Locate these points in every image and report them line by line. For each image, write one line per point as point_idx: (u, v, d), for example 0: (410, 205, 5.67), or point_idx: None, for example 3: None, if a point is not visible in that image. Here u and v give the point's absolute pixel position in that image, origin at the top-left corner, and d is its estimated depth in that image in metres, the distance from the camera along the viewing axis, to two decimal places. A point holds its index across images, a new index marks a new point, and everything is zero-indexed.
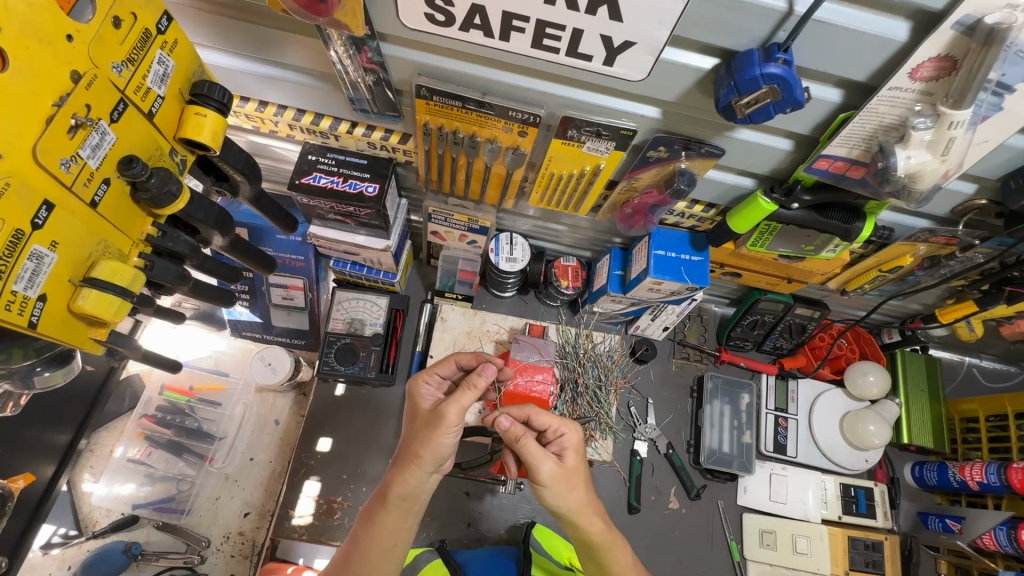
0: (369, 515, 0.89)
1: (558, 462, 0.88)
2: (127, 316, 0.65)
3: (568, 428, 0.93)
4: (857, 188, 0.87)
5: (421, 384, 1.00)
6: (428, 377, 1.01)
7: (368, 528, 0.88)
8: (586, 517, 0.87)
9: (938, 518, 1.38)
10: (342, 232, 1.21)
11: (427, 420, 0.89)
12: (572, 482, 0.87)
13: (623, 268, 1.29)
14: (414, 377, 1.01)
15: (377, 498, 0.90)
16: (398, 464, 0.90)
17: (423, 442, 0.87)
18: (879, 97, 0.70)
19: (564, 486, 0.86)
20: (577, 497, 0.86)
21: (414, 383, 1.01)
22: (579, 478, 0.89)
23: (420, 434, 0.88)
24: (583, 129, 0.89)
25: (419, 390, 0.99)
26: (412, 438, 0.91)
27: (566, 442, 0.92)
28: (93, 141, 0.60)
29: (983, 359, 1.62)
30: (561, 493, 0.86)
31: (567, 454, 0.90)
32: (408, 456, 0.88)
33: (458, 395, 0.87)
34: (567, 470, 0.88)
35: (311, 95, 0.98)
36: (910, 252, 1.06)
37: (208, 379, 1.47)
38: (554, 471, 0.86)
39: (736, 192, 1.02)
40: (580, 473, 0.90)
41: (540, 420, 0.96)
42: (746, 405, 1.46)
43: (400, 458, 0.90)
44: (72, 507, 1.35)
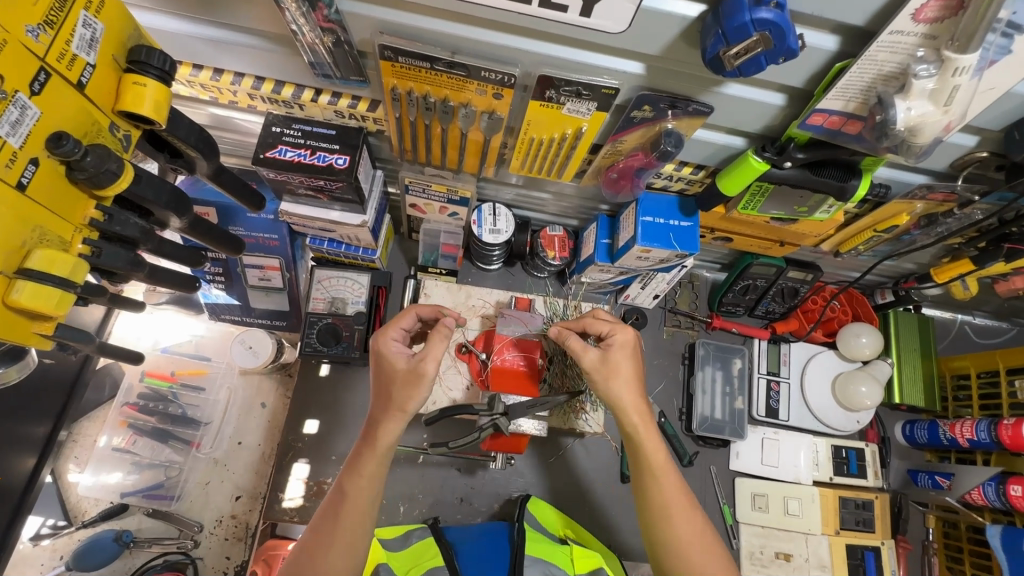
0: (353, 465, 0.88)
1: (602, 354, 0.97)
2: (70, 308, 0.61)
3: (619, 330, 0.99)
4: (853, 144, 0.81)
5: (388, 340, 0.93)
6: (393, 333, 0.95)
7: (353, 481, 0.86)
8: (631, 412, 0.95)
9: (929, 475, 1.39)
10: (315, 208, 1.15)
11: (404, 378, 0.88)
12: (613, 373, 0.96)
13: (611, 236, 1.24)
14: (379, 336, 0.94)
15: (362, 450, 0.88)
16: (381, 410, 0.89)
17: (408, 396, 0.87)
18: (879, 42, 0.65)
19: (606, 374, 0.96)
20: (619, 387, 0.96)
21: (379, 341, 0.94)
22: (625, 374, 0.96)
23: (402, 392, 0.87)
24: (563, 89, 0.83)
25: (386, 347, 0.93)
26: (387, 393, 0.89)
27: (616, 340, 0.98)
28: (11, 117, 0.55)
29: (976, 316, 1.61)
30: (605, 382, 0.96)
31: (615, 350, 0.97)
32: (391, 411, 0.87)
33: (434, 348, 0.88)
34: (612, 361, 0.96)
35: (268, 60, 0.90)
36: (905, 211, 1.01)
37: (189, 364, 1.43)
38: (596, 362, 0.97)
39: (726, 153, 0.96)
40: (626, 368, 0.96)
41: (596, 326, 1.02)
42: (738, 371, 1.44)
43: (379, 410, 0.89)
44: (59, 498, 1.33)
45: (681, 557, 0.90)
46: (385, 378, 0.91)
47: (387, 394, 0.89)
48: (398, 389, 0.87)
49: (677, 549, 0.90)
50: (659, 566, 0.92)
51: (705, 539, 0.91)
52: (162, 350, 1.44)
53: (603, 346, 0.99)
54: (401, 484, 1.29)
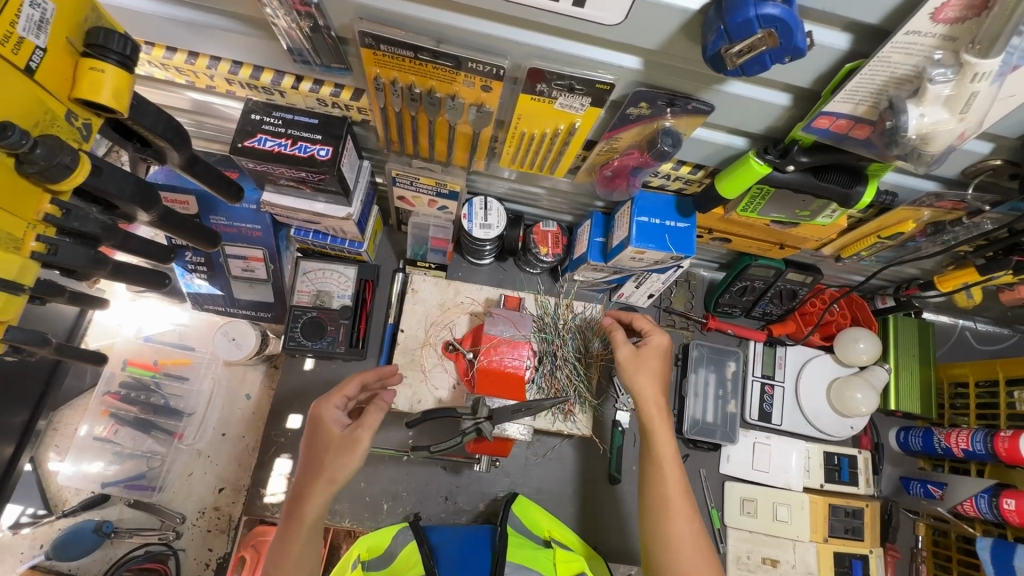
0: (283, 539, 0.90)
1: (633, 350, 1.02)
2: (20, 309, 0.61)
3: (656, 333, 1.05)
4: (861, 149, 0.77)
5: (329, 408, 0.94)
6: (336, 400, 0.95)
7: (277, 562, 0.88)
8: (653, 409, 0.98)
9: (921, 484, 1.37)
10: (299, 199, 1.11)
11: (340, 445, 0.90)
12: (642, 370, 1.00)
13: (605, 235, 1.20)
14: (321, 402, 0.95)
15: (290, 523, 0.90)
16: (310, 480, 0.90)
17: (339, 467, 0.89)
18: (894, 44, 0.60)
19: (635, 367, 1.01)
20: (646, 384, 0.99)
21: (320, 406, 0.94)
22: (653, 372, 1.01)
23: (332, 461, 0.89)
24: (554, 83, 0.78)
25: (325, 415, 0.93)
26: (317, 464, 0.90)
27: (651, 340, 1.03)
28: None
29: (977, 322, 1.58)
30: (634, 377, 1.00)
31: (648, 350, 1.02)
32: (320, 481, 0.89)
33: (370, 421, 0.91)
34: (642, 359, 1.01)
35: (244, 44, 0.85)
36: (912, 218, 0.97)
37: (173, 353, 1.40)
38: (630, 357, 1.02)
39: (726, 153, 0.92)
40: (655, 369, 1.01)
41: (639, 324, 1.07)
42: (732, 374, 1.41)
43: (307, 483, 0.90)
44: (39, 487, 1.31)
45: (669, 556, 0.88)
46: (320, 447, 0.92)
47: (318, 461, 0.90)
48: (331, 458, 0.89)
49: (669, 546, 0.89)
50: (648, 562, 0.91)
51: (695, 542, 0.89)
52: (145, 338, 1.41)
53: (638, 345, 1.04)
54: (385, 481, 1.27)
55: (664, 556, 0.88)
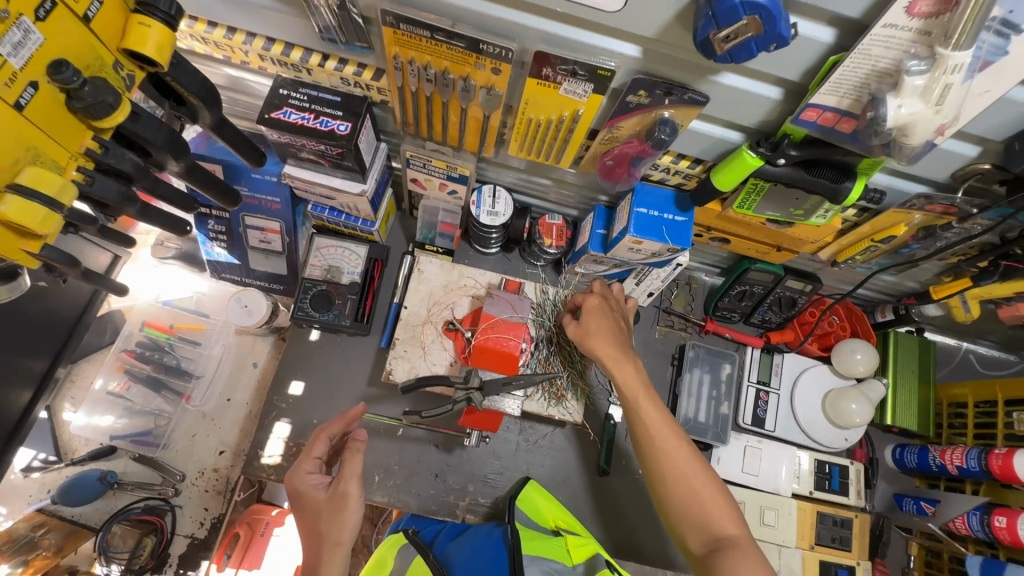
0: None
1: (577, 322, 1.07)
2: (54, 228, 0.63)
3: (588, 296, 1.10)
4: (847, 143, 0.80)
5: (305, 475, 0.94)
6: (308, 464, 0.96)
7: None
8: (616, 361, 1.00)
9: (914, 500, 1.35)
10: (318, 174, 1.18)
11: (331, 507, 0.90)
12: (592, 333, 1.04)
13: (606, 227, 1.25)
14: (292, 474, 0.95)
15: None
16: (314, 551, 0.89)
17: (340, 530, 0.89)
18: (873, 36, 0.64)
19: (582, 336, 1.05)
20: (599, 343, 1.03)
21: (294, 479, 0.94)
22: (603, 330, 1.04)
23: (329, 522, 0.90)
24: (559, 67, 0.84)
25: (305, 485, 0.93)
26: (317, 535, 0.90)
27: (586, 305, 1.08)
28: (14, 38, 0.57)
29: (981, 345, 1.56)
30: (590, 343, 1.03)
31: (592, 314, 1.07)
32: (327, 548, 0.88)
33: (348, 470, 0.91)
34: (589, 323, 1.05)
35: (277, 21, 0.93)
36: (904, 221, 1.00)
37: (188, 318, 1.47)
38: (577, 331, 1.06)
39: (722, 147, 0.96)
40: (602, 326, 1.05)
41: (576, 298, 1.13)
42: (727, 376, 1.42)
43: (313, 552, 0.90)
44: (52, 434, 1.38)
45: (676, 484, 0.92)
46: (313, 517, 0.92)
47: (316, 530, 0.90)
48: (327, 523, 0.90)
49: (676, 478, 0.92)
50: (659, 496, 0.94)
51: (693, 462, 0.93)
52: (163, 302, 1.50)
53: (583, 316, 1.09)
54: (378, 454, 1.31)
55: (671, 487, 0.92)
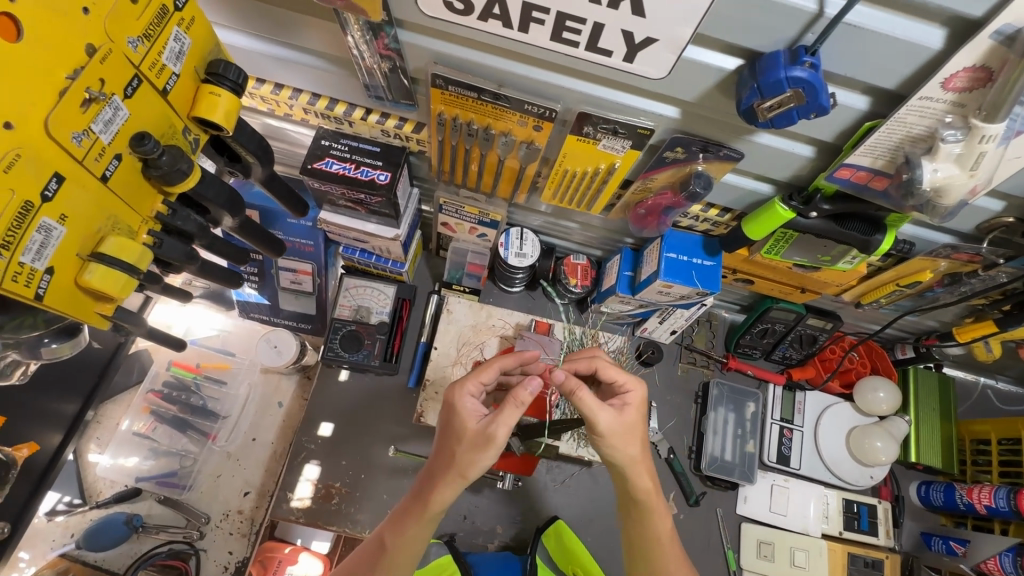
0: (398, 520, 0.88)
1: (615, 414, 0.85)
2: (133, 293, 0.65)
3: (633, 385, 0.90)
4: (879, 200, 0.84)
5: (464, 397, 0.87)
6: (471, 388, 0.89)
7: (396, 537, 0.87)
8: (636, 469, 0.87)
9: (942, 539, 1.35)
10: (352, 219, 1.21)
11: (474, 441, 0.83)
12: (628, 436, 0.85)
13: (633, 269, 1.27)
14: (455, 386, 0.88)
15: (411, 507, 0.88)
16: (440, 468, 0.86)
17: (470, 465, 0.83)
18: (908, 107, 0.68)
19: (619, 436, 0.85)
20: (629, 450, 0.86)
21: (454, 391, 0.88)
22: (638, 434, 0.86)
23: (464, 453, 0.83)
24: (600, 126, 0.87)
25: (461, 404, 0.87)
26: (452, 453, 0.85)
27: (629, 399, 0.88)
28: (106, 116, 0.59)
29: (999, 381, 1.58)
30: (615, 445, 0.85)
31: (628, 408, 0.87)
32: (452, 474, 0.84)
33: (506, 415, 0.81)
34: (624, 422, 0.85)
35: (325, 79, 0.97)
36: (929, 268, 1.03)
37: (214, 357, 1.48)
38: (613, 423, 0.84)
39: (753, 198, 0.99)
40: (639, 431, 0.87)
41: (608, 372, 0.92)
42: (751, 414, 1.43)
43: (440, 468, 0.86)
44: (77, 476, 1.37)
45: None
46: (453, 435, 0.86)
47: (452, 451, 0.85)
48: (463, 456, 0.83)
49: None
50: None
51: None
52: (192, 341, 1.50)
53: (616, 406, 0.88)
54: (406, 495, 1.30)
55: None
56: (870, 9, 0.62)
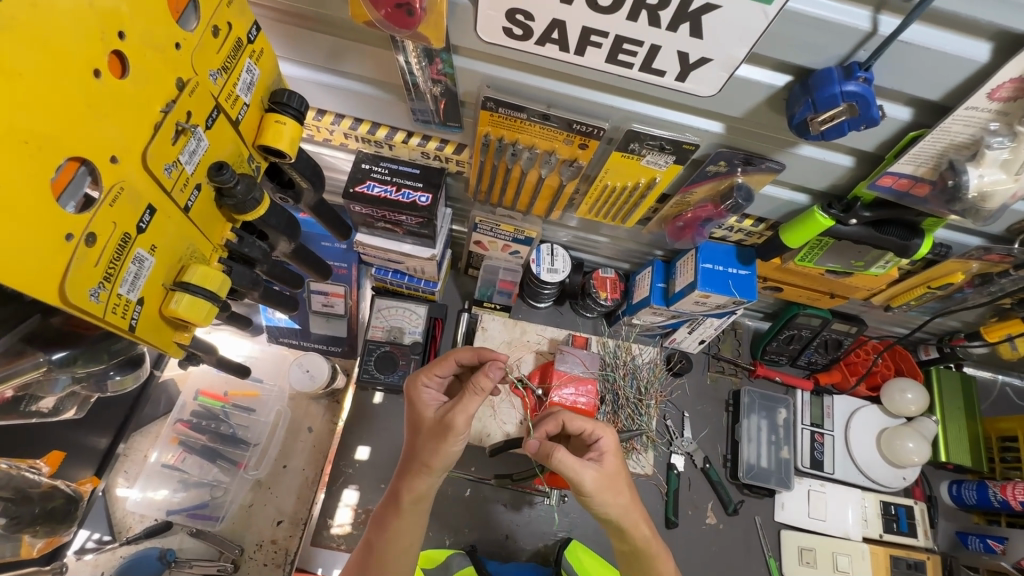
0: (381, 523, 0.91)
1: (598, 468, 0.84)
2: (213, 321, 0.65)
3: (603, 432, 0.89)
4: (919, 206, 0.87)
5: (419, 389, 0.95)
6: (428, 380, 0.96)
7: (381, 535, 0.91)
8: (631, 517, 0.87)
9: (979, 538, 1.36)
10: (388, 240, 1.21)
11: (432, 428, 0.88)
12: (614, 487, 0.84)
13: (666, 280, 1.28)
14: (412, 379, 0.96)
15: (388, 506, 0.92)
16: (409, 466, 0.90)
17: (432, 453, 0.87)
18: (955, 117, 0.71)
19: (607, 490, 0.84)
20: (621, 501, 0.85)
21: (412, 385, 0.96)
22: (624, 482, 0.86)
23: (428, 445, 0.88)
24: (647, 143, 0.90)
25: (419, 395, 0.94)
26: (417, 445, 0.91)
27: (604, 447, 0.88)
28: (191, 147, 0.60)
29: (1017, 378, 1.62)
30: (607, 499, 0.84)
31: (606, 459, 0.86)
32: (417, 465, 0.89)
33: (465, 402, 0.85)
34: (607, 475, 0.84)
35: (370, 104, 0.99)
36: (961, 270, 1.07)
37: (243, 385, 1.43)
38: (598, 479, 0.83)
39: (790, 208, 1.02)
40: (623, 478, 0.87)
41: (574, 424, 0.90)
42: (783, 421, 1.44)
43: (407, 464, 0.91)
44: (106, 513, 1.32)
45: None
46: (416, 427, 0.92)
47: (415, 443, 0.91)
48: (426, 444, 0.88)
49: None
50: None
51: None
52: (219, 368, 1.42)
53: (594, 457, 0.87)
54: (447, 516, 1.28)
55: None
56: (922, 26, 0.65)
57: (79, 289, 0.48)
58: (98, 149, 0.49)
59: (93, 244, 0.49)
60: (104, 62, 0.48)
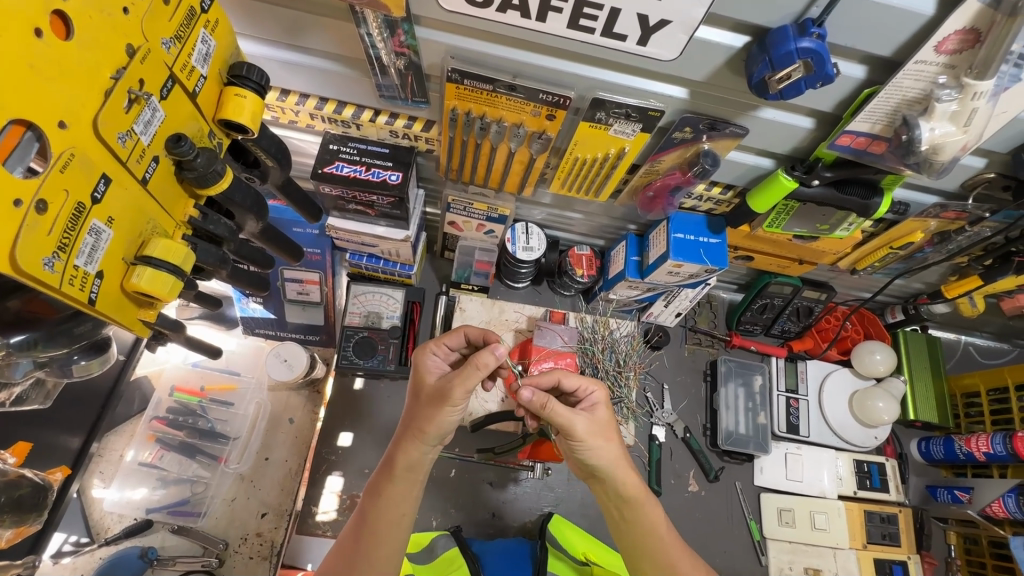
0: (376, 490, 0.89)
1: (590, 416, 0.88)
2: (179, 296, 0.64)
3: (597, 387, 0.92)
4: (877, 163, 0.90)
5: (425, 355, 0.93)
6: (435, 348, 0.95)
7: (374, 501, 0.88)
8: (621, 468, 0.89)
9: (947, 490, 1.41)
10: (362, 223, 1.19)
11: (430, 396, 0.86)
12: (605, 433, 0.88)
13: (639, 254, 1.30)
14: (418, 349, 0.95)
15: (382, 473, 0.90)
16: (404, 432, 0.90)
17: (429, 419, 0.86)
18: (906, 71, 0.74)
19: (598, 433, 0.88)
20: (610, 449, 0.88)
21: (418, 354, 0.95)
22: (613, 430, 0.90)
23: (426, 411, 0.87)
24: (613, 111, 0.91)
25: (425, 362, 0.93)
26: (417, 411, 0.89)
27: (596, 399, 0.92)
28: (146, 117, 0.59)
29: (979, 337, 1.68)
30: (596, 445, 0.87)
31: (596, 408, 0.91)
32: (413, 429, 0.88)
33: (463, 376, 0.82)
34: (598, 422, 0.89)
35: (334, 82, 0.97)
36: (920, 228, 1.12)
37: (219, 378, 1.39)
38: (589, 425, 0.87)
39: (755, 173, 1.05)
40: (612, 427, 0.91)
41: (571, 380, 0.92)
42: (759, 387, 1.47)
43: (402, 428, 0.90)
44: (83, 514, 1.26)
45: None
46: (419, 393, 0.91)
47: (415, 410, 0.90)
48: (425, 411, 0.87)
49: None
50: None
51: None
52: (194, 362, 1.40)
53: (585, 408, 0.91)
54: (433, 498, 1.28)
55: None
56: None
57: (33, 256, 0.48)
58: (43, 113, 0.48)
59: (45, 212, 0.49)
60: (46, 22, 0.47)
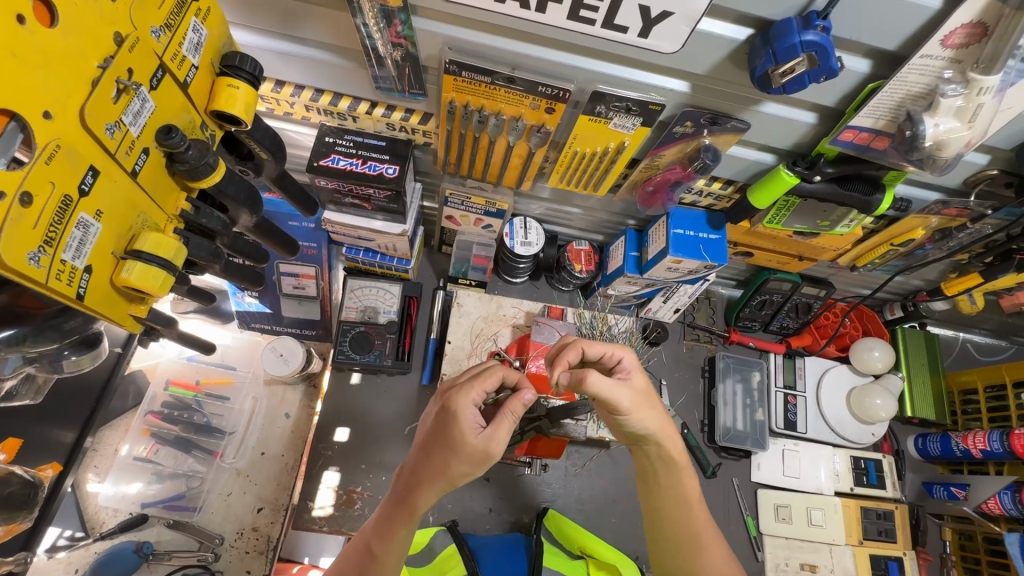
0: (385, 529, 0.84)
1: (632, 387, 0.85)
2: (170, 291, 0.63)
3: (625, 354, 0.90)
4: (879, 159, 0.89)
5: (469, 407, 0.79)
6: (474, 395, 0.81)
7: (385, 543, 0.83)
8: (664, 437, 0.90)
9: (943, 487, 1.42)
10: (358, 217, 1.18)
11: (476, 455, 0.78)
12: (648, 403, 0.87)
13: (638, 249, 1.29)
14: (457, 396, 0.80)
15: (394, 511, 0.84)
16: (426, 477, 0.82)
17: (463, 473, 0.81)
18: (911, 66, 0.72)
19: (637, 405, 0.86)
20: (653, 421, 0.88)
21: (457, 400, 0.80)
22: (653, 399, 0.88)
23: (458, 464, 0.79)
24: (613, 104, 0.90)
25: (465, 416, 0.79)
26: (442, 459, 0.80)
27: (630, 367, 0.89)
28: (135, 108, 0.58)
29: (977, 335, 1.68)
30: (643, 415, 0.86)
31: (633, 377, 0.88)
32: (440, 479, 0.81)
33: (499, 426, 0.80)
34: (639, 394, 0.86)
35: (329, 72, 0.95)
36: (921, 225, 1.11)
37: (216, 372, 1.38)
38: (632, 397, 0.84)
39: (756, 168, 1.04)
40: (649, 394, 0.89)
41: (592, 352, 0.87)
42: (757, 384, 1.47)
43: (423, 473, 0.82)
44: (78, 509, 1.25)
45: (713, 564, 0.91)
46: (452, 446, 0.79)
47: (445, 462, 0.80)
48: (459, 465, 0.79)
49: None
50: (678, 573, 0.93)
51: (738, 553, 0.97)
52: (189, 356, 1.38)
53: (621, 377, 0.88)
54: None
55: (704, 561, 0.92)
56: None
57: (18, 251, 0.47)
58: (28, 103, 0.47)
59: (30, 205, 0.48)
60: (28, 8, 0.46)
